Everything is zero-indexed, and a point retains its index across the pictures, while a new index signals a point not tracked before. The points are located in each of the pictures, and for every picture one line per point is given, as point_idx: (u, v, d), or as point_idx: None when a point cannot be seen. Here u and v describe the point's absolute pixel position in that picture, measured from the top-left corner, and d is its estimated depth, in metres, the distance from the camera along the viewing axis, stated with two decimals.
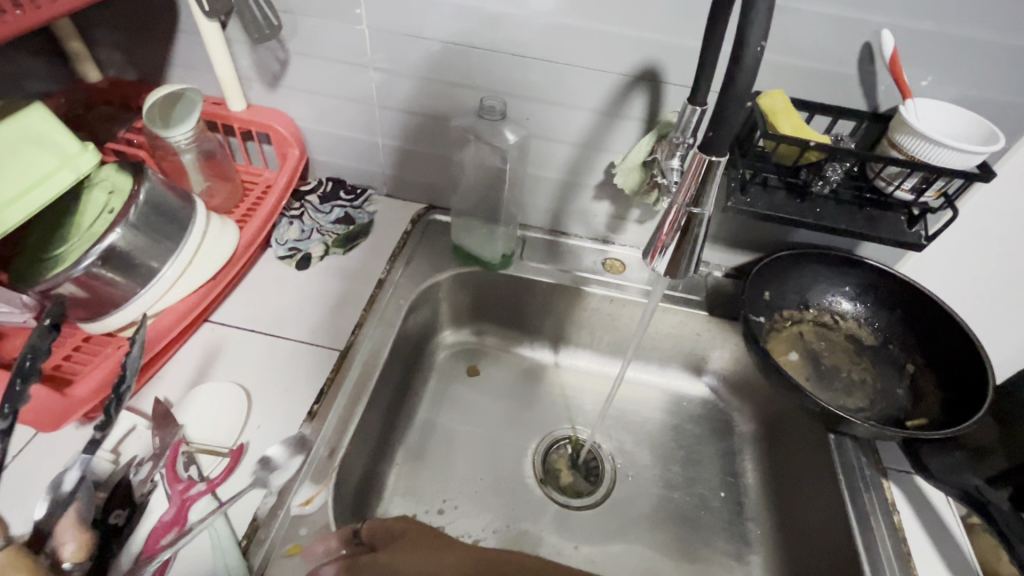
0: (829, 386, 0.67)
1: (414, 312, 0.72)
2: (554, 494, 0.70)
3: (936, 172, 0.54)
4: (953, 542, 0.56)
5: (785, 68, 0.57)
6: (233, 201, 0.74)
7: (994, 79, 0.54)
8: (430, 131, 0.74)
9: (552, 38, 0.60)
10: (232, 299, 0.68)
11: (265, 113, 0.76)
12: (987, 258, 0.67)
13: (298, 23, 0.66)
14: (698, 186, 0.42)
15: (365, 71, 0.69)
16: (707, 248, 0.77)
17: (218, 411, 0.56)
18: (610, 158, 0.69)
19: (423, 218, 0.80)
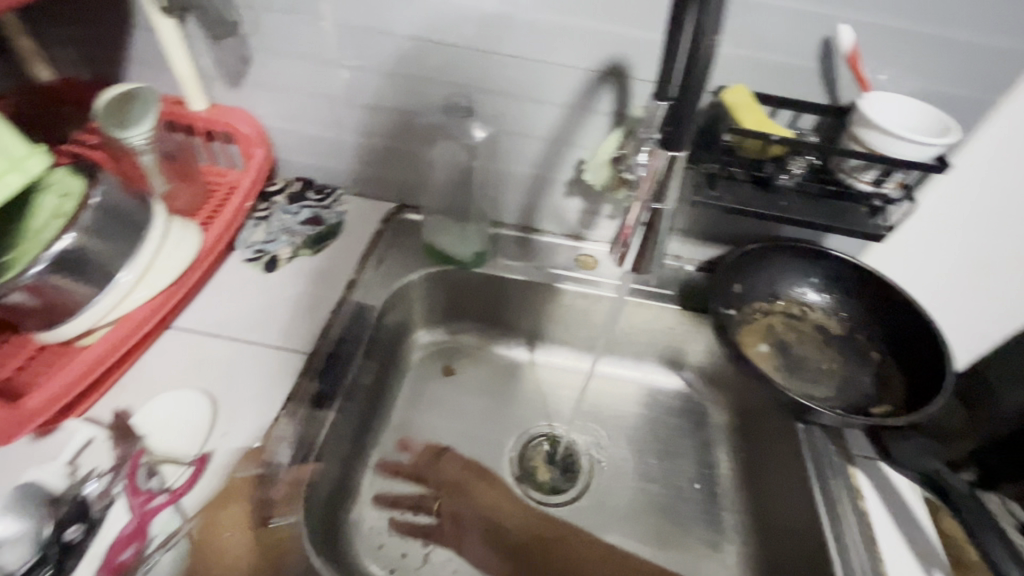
0: (799, 376, 0.68)
1: (387, 313, 0.71)
2: (531, 492, 0.70)
3: (894, 165, 0.55)
4: (916, 525, 0.57)
5: (749, 62, 0.58)
6: (197, 203, 0.73)
7: (948, 73, 0.55)
8: (399, 129, 0.73)
9: (520, 34, 0.60)
10: (195, 304, 0.66)
11: (228, 112, 0.74)
12: (946, 247, 0.69)
13: (259, 19, 0.65)
14: (659, 182, 0.42)
15: (332, 68, 0.68)
16: (679, 243, 0.77)
17: (182, 420, 0.55)
18: (580, 154, 0.69)
19: (395, 217, 0.79)
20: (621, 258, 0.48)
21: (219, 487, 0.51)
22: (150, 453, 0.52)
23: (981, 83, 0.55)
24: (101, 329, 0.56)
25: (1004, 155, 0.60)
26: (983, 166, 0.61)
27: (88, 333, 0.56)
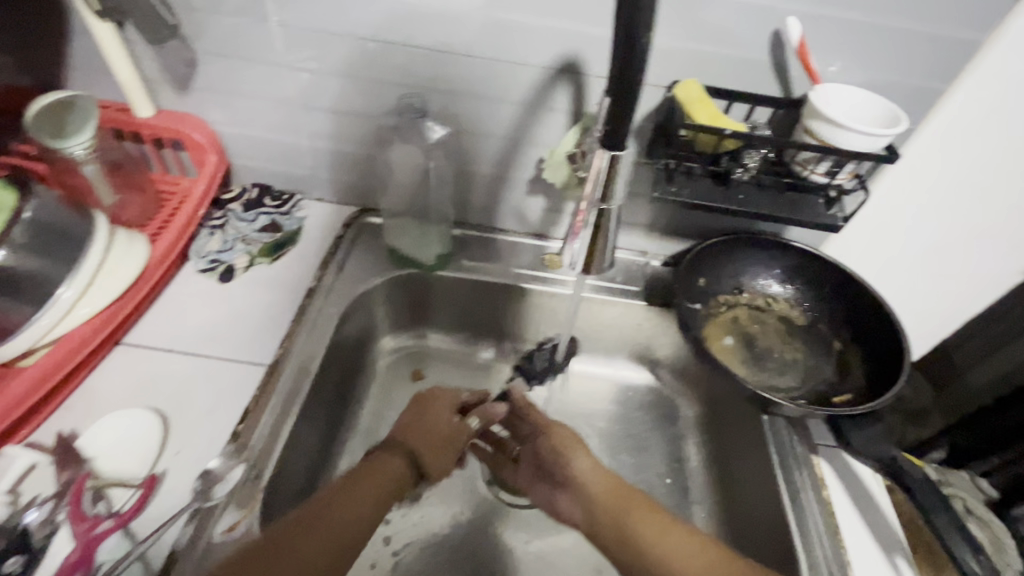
0: (763, 367, 0.69)
1: (349, 320, 0.70)
2: (503, 495, 0.70)
3: (846, 156, 0.55)
4: (878, 511, 0.58)
5: (703, 56, 0.57)
6: (148, 214, 0.70)
7: (896, 64, 0.56)
8: (356, 131, 0.71)
9: (475, 32, 0.59)
10: (146, 319, 0.64)
11: (177, 118, 0.72)
12: (903, 235, 0.70)
13: (202, 21, 0.62)
14: (603, 181, 0.42)
15: (284, 71, 0.66)
16: (644, 238, 0.77)
17: (132, 440, 0.53)
18: (540, 152, 0.68)
19: (357, 220, 0.77)
20: (568, 257, 0.47)
21: (173, 507, 0.50)
22: (96, 477, 0.50)
23: (928, 73, 0.56)
24: (40, 349, 0.54)
25: (954, 142, 0.61)
26: (934, 154, 0.62)
27: (28, 353, 0.53)
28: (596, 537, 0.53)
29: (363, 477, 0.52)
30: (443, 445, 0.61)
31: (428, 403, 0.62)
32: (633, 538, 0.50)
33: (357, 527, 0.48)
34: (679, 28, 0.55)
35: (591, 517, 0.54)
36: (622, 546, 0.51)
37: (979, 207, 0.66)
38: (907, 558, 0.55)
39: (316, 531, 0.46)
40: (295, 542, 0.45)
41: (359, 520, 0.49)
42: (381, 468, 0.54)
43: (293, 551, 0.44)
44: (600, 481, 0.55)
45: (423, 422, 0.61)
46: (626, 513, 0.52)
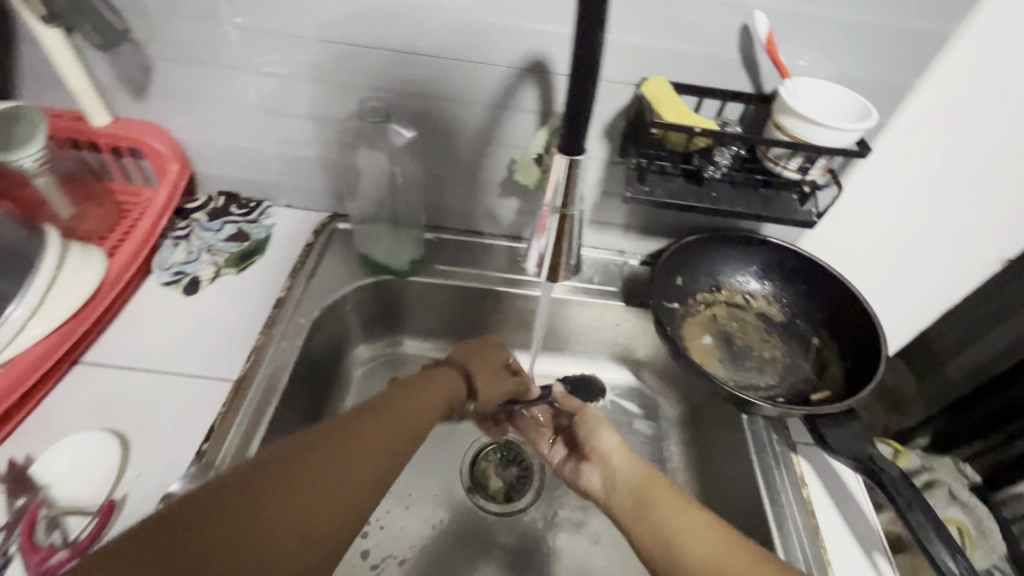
0: (742, 365, 0.68)
1: (319, 330, 0.68)
2: (483, 502, 0.69)
3: (818, 152, 0.54)
4: (857, 508, 0.58)
5: (671, 53, 0.56)
6: (107, 226, 0.67)
7: (864, 57, 0.55)
8: (321, 136, 0.69)
9: (439, 32, 0.57)
10: (106, 335, 0.62)
11: (135, 126, 0.69)
12: (878, 227, 0.70)
13: (152, 27, 0.60)
14: (561, 190, 0.41)
15: (245, 75, 0.64)
16: (622, 237, 0.76)
17: (91, 464, 0.51)
18: (511, 153, 0.67)
19: (327, 228, 0.75)
20: (535, 254, 0.46)
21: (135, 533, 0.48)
22: (51, 505, 0.49)
23: (897, 66, 0.55)
24: None
25: (926, 134, 0.60)
26: (906, 147, 0.61)
27: None
28: (612, 509, 0.55)
29: (424, 386, 0.54)
30: (499, 381, 0.62)
31: (487, 352, 0.62)
32: (653, 506, 0.51)
33: (413, 433, 0.49)
34: (646, 25, 0.54)
35: (612, 490, 0.56)
36: (639, 510, 0.52)
37: (952, 198, 0.66)
38: (887, 556, 0.55)
39: (379, 429, 0.47)
40: (361, 434, 0.45)
41: (413, 426, 0.49)
42: (442, 379, 0.56)
43: (358, 442, 0.45)
44: (626, 458, 0.56)
45: (483, 362, 0.61)
46: (651, 488, 0.53)
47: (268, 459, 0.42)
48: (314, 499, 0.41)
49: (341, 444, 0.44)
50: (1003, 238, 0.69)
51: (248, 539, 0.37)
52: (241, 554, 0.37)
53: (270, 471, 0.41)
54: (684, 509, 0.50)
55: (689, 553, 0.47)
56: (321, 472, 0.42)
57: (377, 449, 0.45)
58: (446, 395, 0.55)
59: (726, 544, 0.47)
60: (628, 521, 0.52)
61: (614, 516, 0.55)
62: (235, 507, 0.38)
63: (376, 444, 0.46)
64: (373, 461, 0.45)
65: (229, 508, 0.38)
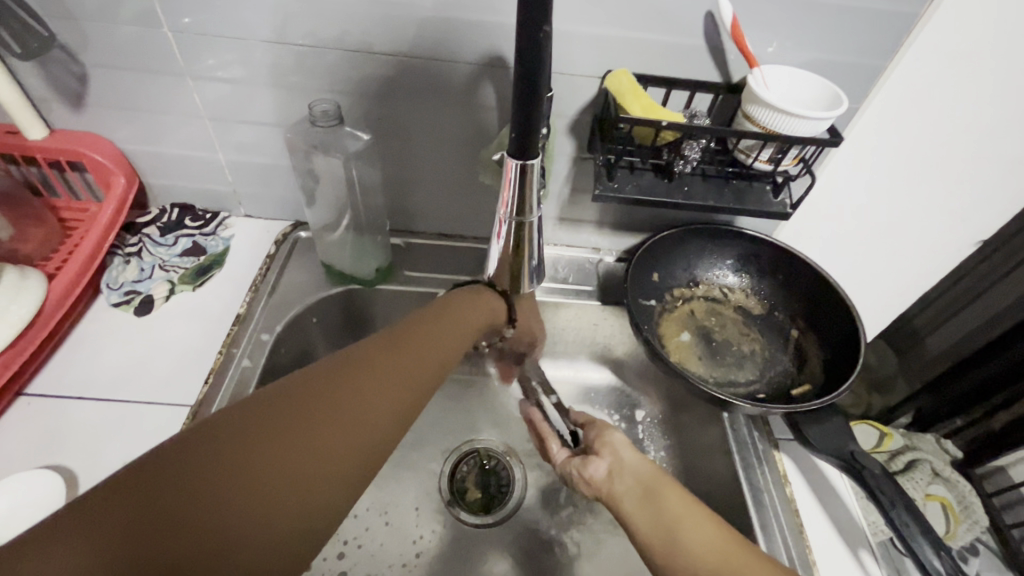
0: (721, 361, 0.67)
1: (283, 346, 0.64)
2: (464, 514, 0.66)
3: (789, 142, 0.53)
4: (840, 503, 0.58)
5: (635, 44, 0.54)
6: (50, 246, 0.63)
7: (833, 43, 0.53)
8: (276, 142, 0.65)
9: (393, 29, 0.54)
10: (52, 363, 0.58)
11: (75, 138, 0.65)
12: (853, 215, 0.69)
13: (82, 32, 0.56)
14: (519, 194, 0.39)
15: (188, 81, 0.60)
16: (596, 234, 0.73)
17: (34, 504, 0.48)
18: (476, 153, 0.64)
19: (290, 237, 0.72)
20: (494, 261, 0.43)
21: None
22: None
23: (866, 51, 0.54)
24: None
25: (897, 119, 0.59)
26: (878, 134, 0.60)
27: None
28: (614, 501, 0.53)
29: (449, 321, 0.51)
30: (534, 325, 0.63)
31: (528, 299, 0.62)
32: (660, 497, 0.50)
33: (423, 384, 0.45)
34: (606, 16, 0.52)
35: (616, 483, 0.54)
36: (648, 508, 0.50)
37: (925, 183, 0.65)
38: (872, 552, 0.55)
39: (385, 378, 0.42)
40: (366, 383, 0.41)
41: (423, 375, 0.45)
42: (475, 308, 0.54)
43: (360, 393, 0.40)
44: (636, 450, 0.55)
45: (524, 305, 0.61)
46: (658, 482, 0.52)
47: (259, 406, 0.36)
48: (311, 454, 0.36)
49: (352, 397, 0.40)
50: (977, 220, 0.69)
51: (243, 493, 0.33)
52: (247, 505, 0.33)
53: (260, 419, 0.35)
54: (687, 502, 0.49)
55: (688, 542, 0.46)
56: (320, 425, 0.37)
57: (381, 401, 0.41)
58: (475, 321, 0.54)
59: (726, 538, 0.46)
60: (630, 507, 0.51)
61: (616, 508, 0.52)
62: (224, 459, 0.33)
63: (380, 396, 0.41)
64: (376, 414, 0.40)
65: (215, 460, 0.32)
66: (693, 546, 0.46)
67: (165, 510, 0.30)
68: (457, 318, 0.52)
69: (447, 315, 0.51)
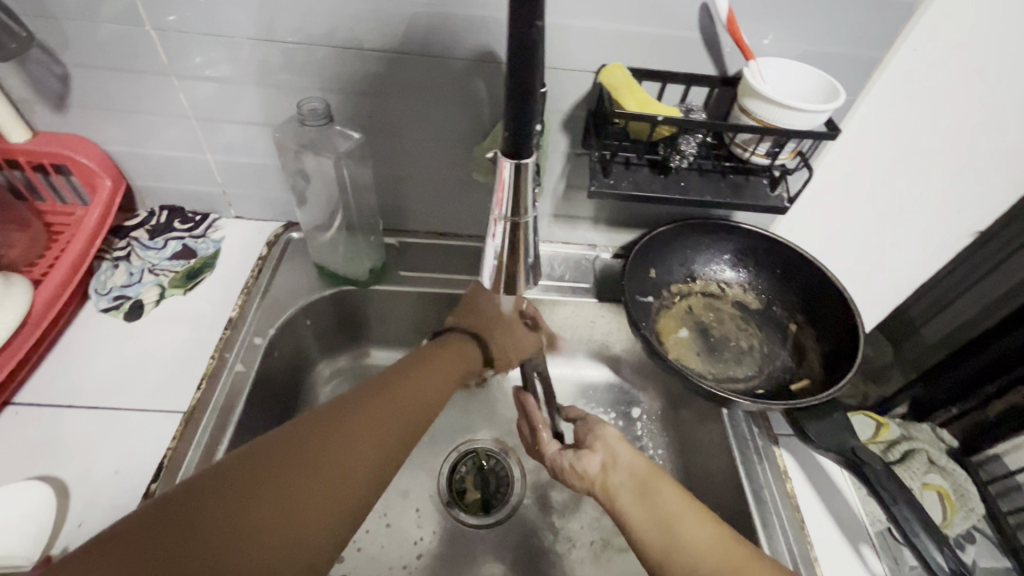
0: (719, 357, 0.67)
1: (276, 349, 0.64)
2: (462, 515, 0.66)
3: (786, 136, 0.52)
4: (839, 497, 0.58)
5: (629, 37, 0.53)
6: (35, 252, 0.62)
7: (829, 35, 0.53)
8: (265, 141, 0.64)
9: (381, 25, 0.53)
10: (41, 372, 0.57)
11: (60, 140, 0.64)
12: (850, 207, 0.69)
13: (63, 31, 0.54)
14: (513, 194, 0.38)
15: (174, 81, 0.59)
16: (591, 231, 0.73)
17: (24, 515, 0.47)
18: (469, 151, 0.63)
19: (282, 238, 0.71)
20: (489, 261, 0.42)
21: None
22: None
23: (863, 42, 0.53)
24: None
25: (894, 110, 0.58)
26: (875, 127, 0.60)
27: None
28: (608, 495, 0.54)
29: (434, 370, 0.55)
30: (518, 345, 0.65)
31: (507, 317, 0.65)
32: (657, 494, 0.51)
33: (410, 430, 0.47)
34: (600, 9, 0.51)
35: (610, 478, 0.54)
36: (647, 504, 0.51)
37: (922, 174, 0.64)
38: (872, 546, 0.55)
39: (373, 424, 0.45)
40: (351, 427, 0.43)
41: (410, 421, 0.48)
42: (457, 356, 0.59)
43: (348, 440, 0.42)
44: (631, 447, 0.56)
45: (500, 332, 0.64)
46: (654, 480, 0.52)
47: (250, 453, 0.39)
48: (297, 499, 0.38)
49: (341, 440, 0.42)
50: (974, 211, 0.68)
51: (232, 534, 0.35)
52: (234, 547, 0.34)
53: (252, 465, 0.38)
54: (686, 501, 0.50)
55: (684, 541, 0.47)
56: (308, 471, 0.39)
57: (367, 446, 0.43)
58: (460, 368, 0.58)
59: (722, 535, 0.47)
60: (625, 502, 0.52)
61: (610, 502, 0.53)
62: (217, 502, 0.35)
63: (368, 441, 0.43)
64: (363, 459, 0.42)
65: (208, 505, 0.35)
66: (690, 544, 0.46)
67: (160, 551, 0.32)
68: (442, 365, 0.56)
69: (433, 365, 0.55)
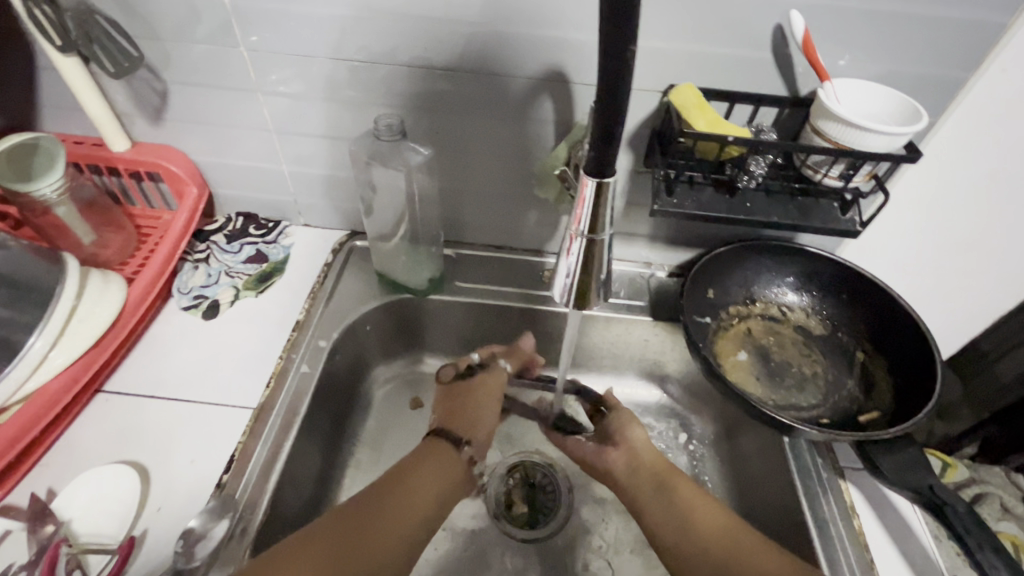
0: (780, 383, 0.65)
1: (339, 353, 0.66)
2: (511, 528, 0.66)
3: (862, 158, 0.51)
4: (915, 542, 0.54)
5: (699, 57, 0.53)
6: (127, 252, 0.67)
7: (911, 54, 0.51)
8: (337, 155, 0.68)
9: (455, 45, 0.55)
10: (127, 364, 0.61)
11: (154, 151, 0.69)
12: (925, 233, 0.66)
13: (168, 51, 0.59)
14: (592, 209, 0.39)
15: (258, 96, 0.63)
16: (647, 249, 0.72)
17: (112, 497, 0.50)
18: (530, 167, 0.65)
19: (345, 246, 0.75)
20: (563, 279, 0.43)
21: (154, 570, 0.47)
22: (72, 543, 0.47)
23: (947, 62, 0.51)
24: (13, 406, 0.52)
25: (978, 134, 0.56)
26: (956, 150, 0.57)
27: (1, 410, 0.51)
28: (628, 492, 0.57)
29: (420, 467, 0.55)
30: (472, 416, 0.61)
31: (456, 390, 0.63)
32: (675, 493, 0.54)
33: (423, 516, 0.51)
34: (671, 28, 0.51)
35: (634, 475, 0.57)
36: (660, 496, 0.54)
37: (1010, 201, 0.61)
38: None
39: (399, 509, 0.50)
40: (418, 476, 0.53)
41: (418, 515, 0.51)
42: (431, 460, 0.56)
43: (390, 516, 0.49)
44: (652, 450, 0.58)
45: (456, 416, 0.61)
46: (671, 479, 0.55)
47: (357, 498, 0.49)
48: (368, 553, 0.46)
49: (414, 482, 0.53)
50: None
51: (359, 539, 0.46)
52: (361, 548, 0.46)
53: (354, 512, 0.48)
54: (702, 497, 0.53)
55: (696, 531, 0.50)
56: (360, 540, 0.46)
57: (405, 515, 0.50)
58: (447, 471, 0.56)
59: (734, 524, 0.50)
60: (646, 499, 0.55)
61: (629, 498, 0.57)
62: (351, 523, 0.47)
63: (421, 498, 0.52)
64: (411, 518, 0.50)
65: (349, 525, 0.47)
66: (702, 535, 0.50)
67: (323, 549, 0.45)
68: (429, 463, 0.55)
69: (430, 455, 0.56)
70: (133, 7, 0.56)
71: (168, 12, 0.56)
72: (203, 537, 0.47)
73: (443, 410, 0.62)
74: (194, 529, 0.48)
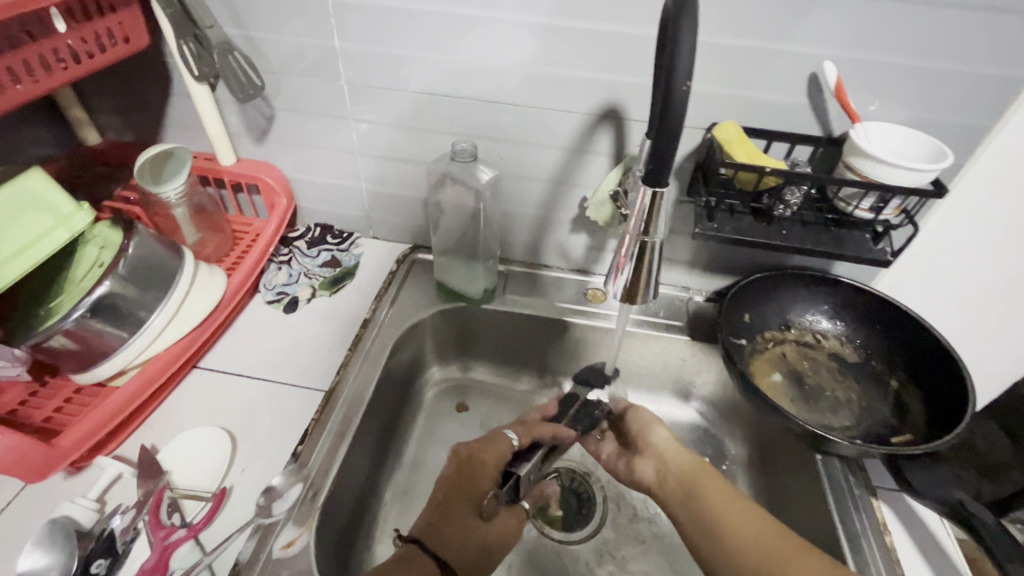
0: (813, 405, 0.68)
1: (399, 350, 0.73)
2: (547, 530, 0.69)
3: (890, 191, 0.55)
4: (951, 563, 0.55)
5: (740, 100, 0.60)
6: (224, 250, 0.77)
7: (937, 102, 0.57)
8: (409, 175, 0.77)
9: (525, 84, 0.64)
10: (220, 346, 0.70)
11: (253, 166, 0.80)
12: (959, 271, 0.69)
13: (281, 82, 0.70)
14: (645, 218, 0.45)
15: (348, 122, 0.73)
16: (686, 274, 0.78)
17: (205, 454, 0.57)
18: (582, 193, 0.72)
19: (408, 258, 0.82)
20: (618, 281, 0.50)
21: (239, 520, 0.54)
22: (173, 488, 0.55)
23: (973, 111, 0.57)
24: (132, 370, 0.60)
25: (1005, 178, 0.60)
26: (985, 191, 0.61)
27: (122, 373, 0.60)
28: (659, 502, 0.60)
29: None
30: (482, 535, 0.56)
31: (460, 480, 0.58)
32: (698, 492, 0.57)
33: None
34: (716, 75, 0.59)
35: (664, 481, 0.61)
36: (689, 501, 0.57)
37: None
38: None
39: None
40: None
41: None
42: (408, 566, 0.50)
43: None
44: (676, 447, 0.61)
45: (460, 524, 0.55)
46: (700, 475, 0.58)
47: None
48: None
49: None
50: None
51: None
52: None
53: None
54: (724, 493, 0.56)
55: (723, 537, 0.52)
56: None
57: None
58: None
59: (756, 512, 0.52)
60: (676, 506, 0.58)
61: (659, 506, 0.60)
62: None
63: None
64: None
65: None
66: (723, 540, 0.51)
67: None
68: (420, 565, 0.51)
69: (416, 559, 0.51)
70: (258, 47, 0.67)
71: (285, 51, 0.67)
72: (279, 496, 0.54)
73: (434, 515, 0.56)
74: (276, 487, 0.55)
